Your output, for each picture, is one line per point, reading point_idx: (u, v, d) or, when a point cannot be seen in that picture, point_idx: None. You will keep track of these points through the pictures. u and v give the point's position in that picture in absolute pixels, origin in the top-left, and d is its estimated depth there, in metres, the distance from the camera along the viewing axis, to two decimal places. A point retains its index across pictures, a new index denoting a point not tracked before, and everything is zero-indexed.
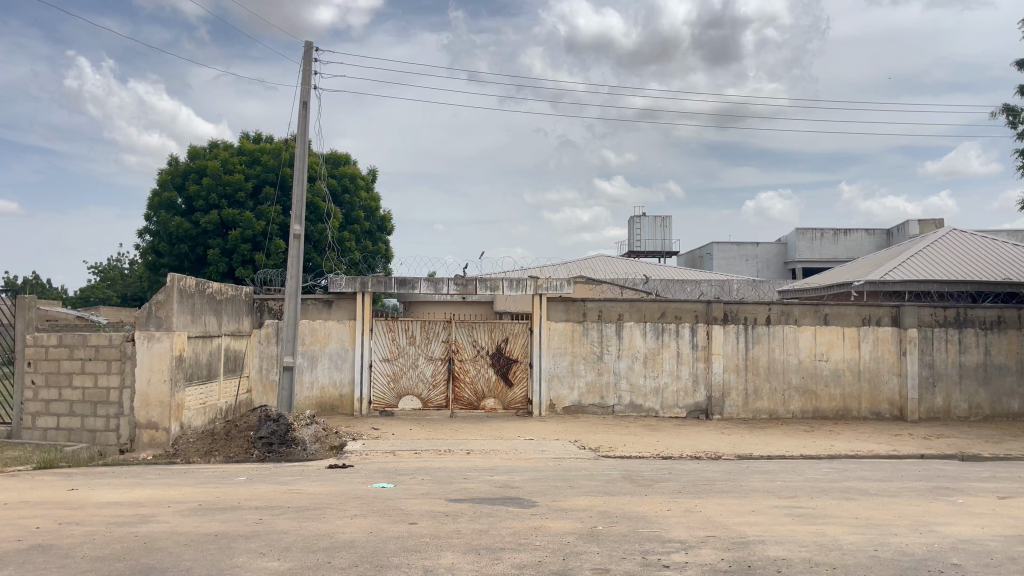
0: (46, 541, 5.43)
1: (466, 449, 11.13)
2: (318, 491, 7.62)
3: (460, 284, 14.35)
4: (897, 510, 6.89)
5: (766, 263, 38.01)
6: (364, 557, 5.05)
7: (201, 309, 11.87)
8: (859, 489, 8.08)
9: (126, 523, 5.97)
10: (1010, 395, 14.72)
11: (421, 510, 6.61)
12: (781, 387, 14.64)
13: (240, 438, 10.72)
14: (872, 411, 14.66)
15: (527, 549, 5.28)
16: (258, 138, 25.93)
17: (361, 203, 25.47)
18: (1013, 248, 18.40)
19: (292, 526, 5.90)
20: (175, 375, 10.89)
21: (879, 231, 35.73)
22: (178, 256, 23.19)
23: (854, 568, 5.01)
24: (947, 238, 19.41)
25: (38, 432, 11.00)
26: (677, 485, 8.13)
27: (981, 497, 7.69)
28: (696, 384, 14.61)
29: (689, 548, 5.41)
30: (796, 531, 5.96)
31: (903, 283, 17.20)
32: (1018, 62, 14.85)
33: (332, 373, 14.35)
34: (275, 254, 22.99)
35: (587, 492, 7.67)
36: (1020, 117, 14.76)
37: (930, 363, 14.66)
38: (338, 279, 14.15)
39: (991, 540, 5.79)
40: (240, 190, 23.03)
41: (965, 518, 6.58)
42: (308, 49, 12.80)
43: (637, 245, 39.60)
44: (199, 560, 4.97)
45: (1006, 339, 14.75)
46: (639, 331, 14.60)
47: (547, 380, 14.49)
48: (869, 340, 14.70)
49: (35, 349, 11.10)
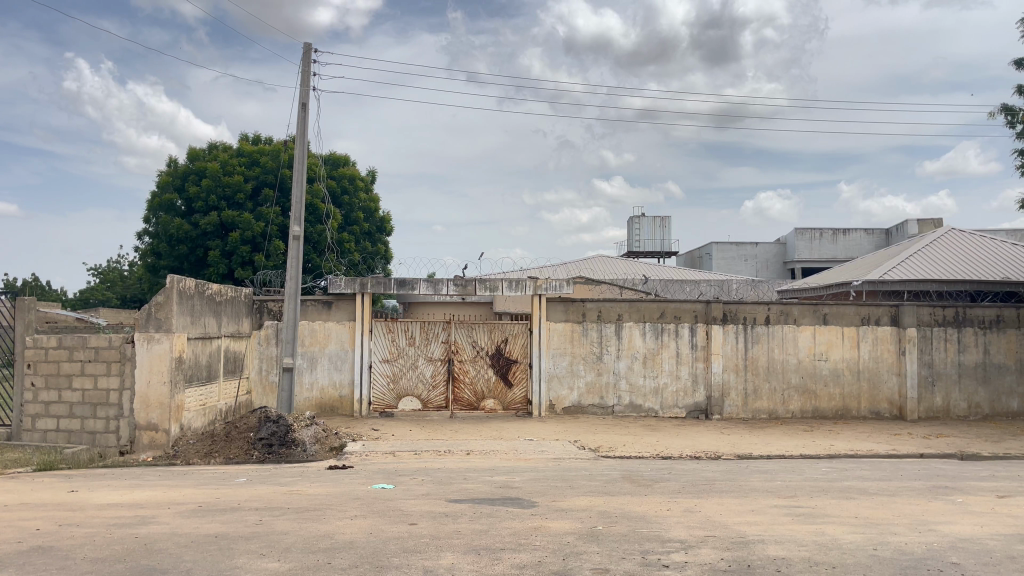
0: (46, 543, 5.43)
1: (466, 450, 11.14)
2: (319, 492, 7.63)
3: (459, 285, 14.34)
4: (896, 509, 6.90)
5: (765, 263, 38.05)
6: (364, 558, 5.05)
7: (201, 311, 11.87)
8: (858, 488, 8.09)
9: (126, 525, 5.98)
10: (1009, 394, 14.73)
11: (421, 511, 6.61)
12: (780, 386, 14.65)
13: (240, 440, 10.71)
14: (871, 410, 14.67)
15: (527, 550, 5.29)
16: (258, 140, 25.94)
17: (361, 204, 25.50)
18: (1012, 247, 18.42)
19: (292, 527, 5.90)
20: (174, 377, 10.88)
21: (878, 230, 35.76)
22: (178, 258, 23.19)
23: (853, 567, 5.02)
24: (946, 237, 19.43)
25: (38, 433, 11.01)
26: (677, 485, 8.14)
27: (980, 496, 7.70)
28: (695, 384, 14.62)
29: (689, 547, 5.42)
30: (796, 531, 5.97)
31: (902, 282, 17.21)
32: (1016, 62, 14.88)
33: (332, 374, 14.35)
34: (274, 255, 23.00)
35: (587, 492, 7.68)
36: (1019, 117, 14.78)
37: (930, 363, 14.67)
38: (338, 280, 14.17)
39: (991, 539, 5.80)
40: (239, 191, 23.04)
41: (964, 517, 6.60)
42: (307, 51, 12.81)
43: (637, 245, 39.63)
44: (198, 561, 4.97)
45: (1005, 338, 14.76)
46: (638, 331, 14.61)
47: (546, 381, 14.50)
48: (868, 339, 14.71)
49: (34, 351, 11.09)
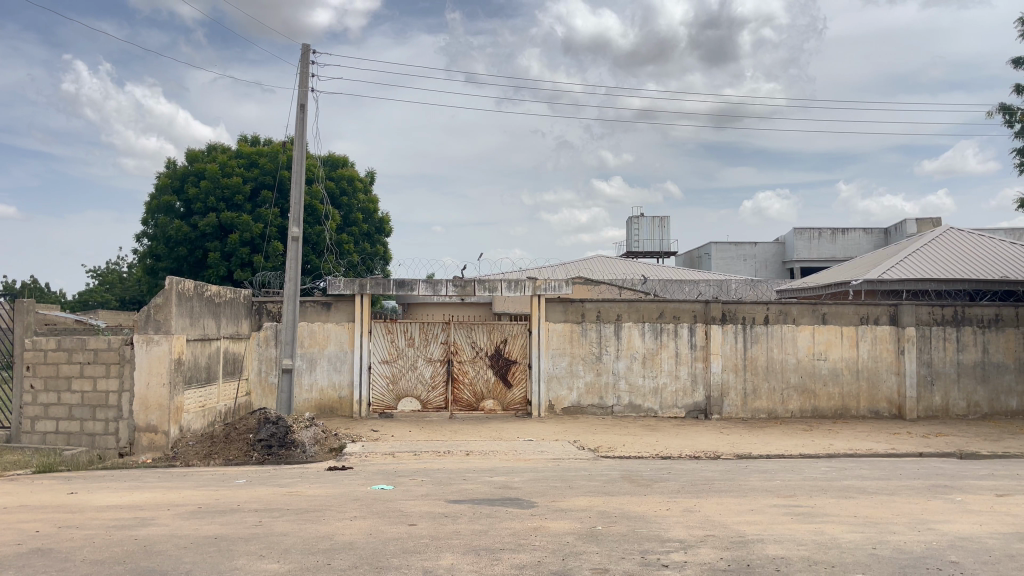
0: (45, 545, 5.44)
1: (465, 451, 11.15)
2: (318, 492, 7.63)
3: (459, 286, 14.34)
4: (896, 508, 6.90)
5: (764, 263, 38.07)
6: (364, 558, 5.06)
7: (200, 313, 11.88)
8: (857, 487, 8.10)
9: (125, 527, 5.98)
10: (1008, 393, 14.74)
11: (420, 511, 6.62)
12: (779, 386, 14.66)
13: (239, 442, 10.71)
14: (870, 409, 14.68)
15: (526, 550, 5.29)
16: (257, 141, 25.94)
17: (360, 205, 25.53)
18: (1010, 247, 18.43)
19: (291, 528, 5.91)
20: (173, 378, 10.88)
21: (877, 229, 35.78)
22: (177, 260, 23.18)
23: (852, 566, 5.03)
24: (945, 236, 19.45)
25: (38, 435, 11.01)
26: (677, 485, 8.15)
27: (979, 494, 7.70)
28: (694, 384, 14.63)
29: (688, 547, 5.42)
30: (795, 530, 5.97)
31: (901, 282, 17.23)
32: (1014, 61, 14.91)
33: (331, 375, 14.35)
34: (274, 257, 23.00)
35: (586, 492, 7.68)
36: (1016, 116, 14.81)
37: (929, 362, 14.68)
38: (337, 282, 14.17)
39: (989, 537, 5.81)
40: (238, 193, 23.04)
41: (963, 515, 6.61)
42: (305, 52, 12.83)
43: (636, 245, 39.64)
44: (198, 563, 4.97)
45: (1004, 337, 14.78)
46: (638, 332, 14.62)
47: (546, 381, 14.50)
48: (867, 339, 14.72)
49: (33, 353, 11.09)
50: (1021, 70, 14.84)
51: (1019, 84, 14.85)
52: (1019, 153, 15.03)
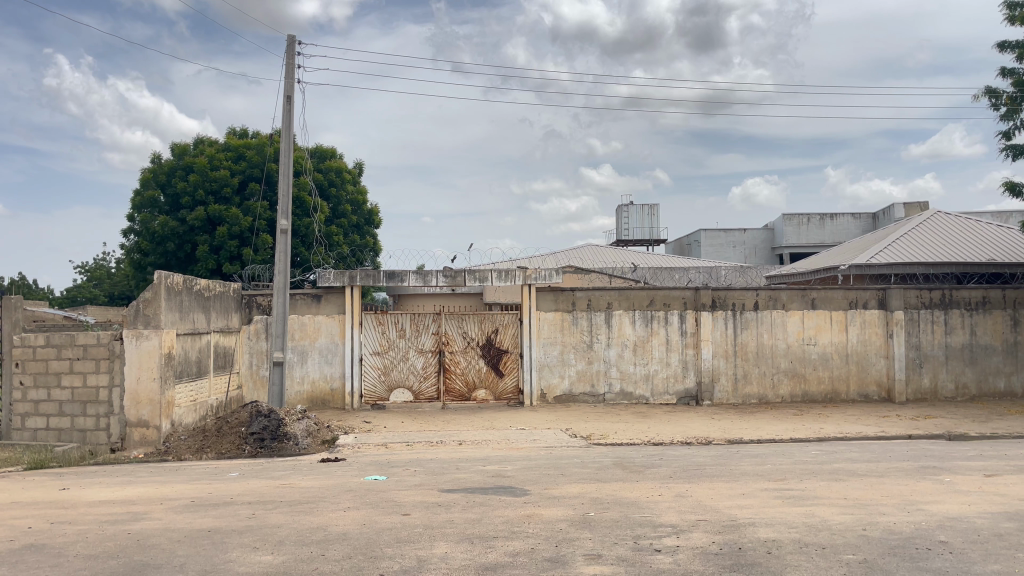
0: (38, 542, 5.41)
1: (457, 440, 11.17)
2: (311, 485, 7.63)
3: (449, 277, 14.28)
4: (886, 491, 6.96)
5: (753, 250, 38.23)
6: (357, 548, 5.08)
7: (189, 307, 11.80)
8: (846, 470, 8.18)
9: (118, 522, 5.96)
10: (996, 374, 14.88)
11: (414, 501, 6.61)
12: (769, 370, 14.77)
13: (231, 435, 10.73)
14: (860, 393, 14.80)
15: (520, 537, 5.32)
16: (245, 134, 25.82)
17: (348, 197, 25.37)
18: (998, 231, 18.48)
19: (285, 520, 5.91)
20: (164, 373, 10.83)
21: (864, 213, 36.06)
22: (165, 254, 23.04)
23: (843, 548, 5.09)
24: (932, 220, 19.57)
25: (28, 433, 10.95)
26: (669, 471, 8.19)
27: (967, 475, 7.79)
28: (685, 370, 14.71)
29: (681, 532, 5.47)
30: (786, 513, 6.03)
31: (889, 266, 17.33)
32: (999, 44, 14.98)
33: (322, 367, 14.36)
34: (263, 250, 22.80)
35: (578, 479, 7.71)
36: (1002, 99, 14.87)
37: (917, 345, 14.82)
38: (326, 274, 14.18)
39: (978, 517, 5.88)
40: (226, 185, 22.86)
41: (953, 496, 6.68)
42: (290, 44, 12.69)
43: (625, 233, 39.73)
44: (191, 556, 4.97)
45: (991, 319, 14.92)
46: (628, 320, 14.67)
47: (538, 369, 14.52)
48: (857, 323, 14.83)
49: (22, 350, 11.02)
50: (1006, 53, 14.89)
51: (1005, 67, 14.92)
52: (1005, 135, 15.11)
